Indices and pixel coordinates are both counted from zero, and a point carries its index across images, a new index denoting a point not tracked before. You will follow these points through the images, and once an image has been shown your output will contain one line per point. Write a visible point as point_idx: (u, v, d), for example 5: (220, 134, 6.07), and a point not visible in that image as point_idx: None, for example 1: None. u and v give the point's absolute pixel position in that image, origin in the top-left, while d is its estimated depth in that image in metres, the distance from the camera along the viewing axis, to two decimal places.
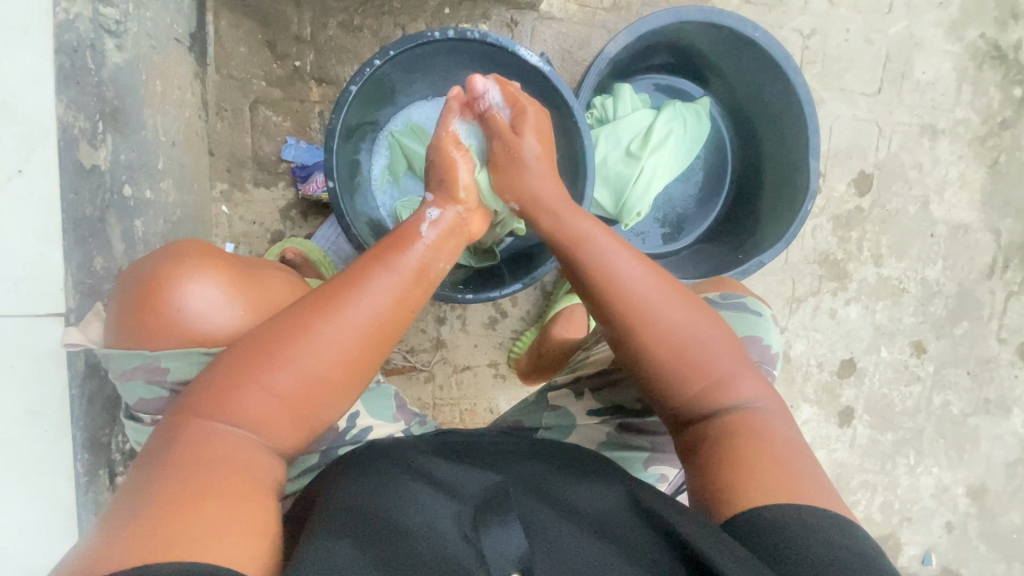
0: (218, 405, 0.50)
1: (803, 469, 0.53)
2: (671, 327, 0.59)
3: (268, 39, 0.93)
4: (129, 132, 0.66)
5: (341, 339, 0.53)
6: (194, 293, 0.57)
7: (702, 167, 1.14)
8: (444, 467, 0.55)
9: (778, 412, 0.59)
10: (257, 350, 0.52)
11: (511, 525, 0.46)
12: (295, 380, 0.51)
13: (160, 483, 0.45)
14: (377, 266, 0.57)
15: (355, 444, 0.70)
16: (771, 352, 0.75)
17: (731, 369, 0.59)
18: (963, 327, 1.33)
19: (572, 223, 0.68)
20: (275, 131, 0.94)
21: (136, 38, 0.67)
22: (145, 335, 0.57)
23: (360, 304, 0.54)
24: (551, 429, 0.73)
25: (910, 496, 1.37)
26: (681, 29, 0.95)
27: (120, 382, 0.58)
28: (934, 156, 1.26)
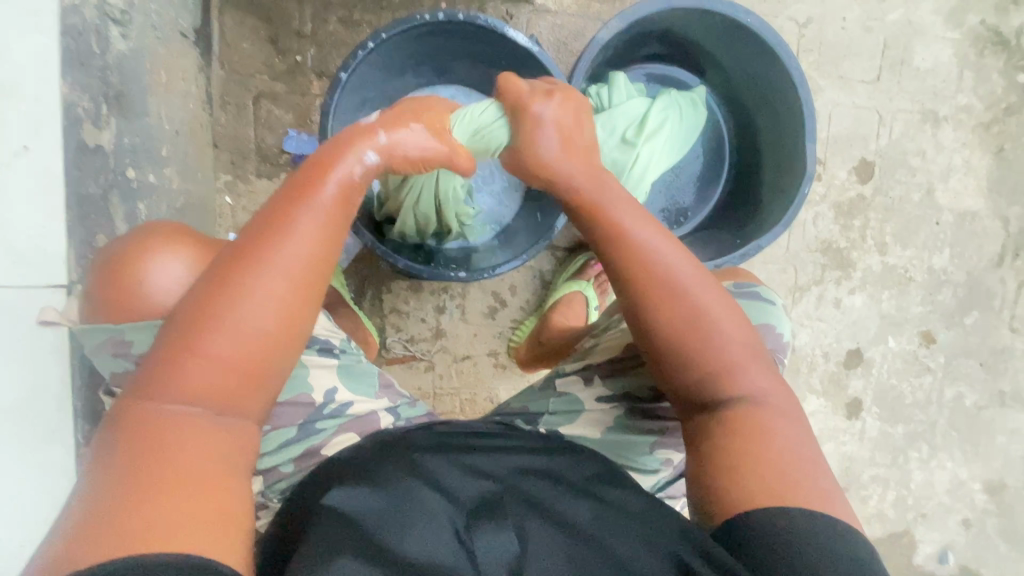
0: (164, 383, 0.48)
1: (800, 467, 0.52)
2: (658, 263, 0.58)
3: (270, 34, 0.95)
4: (134, 117, 0.69)
5: (267, 290, 0.50)
6: (160, 271, 0.57)
7: (701, 156, 1.14)
8: (446, 472, 0.53)
9: (780, 398, 0.58)
10: (190, 324, 0.49)
11: (503, 538, 0.46)
12: (233, 346, 0.49)
13: (119, 476, 0.44)
14: (296, 208, 0.53)
15: (336, 418, 0.71)
16: (782, 340, 0.76)
17: (738, 359, 0.57)
18: (973, 317, 1.31)
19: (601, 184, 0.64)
20: (277, 123, 0.97)
21: (141, 28, 0.70)
22: (114, 309, 0.56)
23: (287, 251, 0.51)
24: (557, 414, 0.74)
25: (924, 492, 1.34)
26: (673, 16, 0.96)
27: (92, 354, 0.57)
28: (937, 143, 1.25)
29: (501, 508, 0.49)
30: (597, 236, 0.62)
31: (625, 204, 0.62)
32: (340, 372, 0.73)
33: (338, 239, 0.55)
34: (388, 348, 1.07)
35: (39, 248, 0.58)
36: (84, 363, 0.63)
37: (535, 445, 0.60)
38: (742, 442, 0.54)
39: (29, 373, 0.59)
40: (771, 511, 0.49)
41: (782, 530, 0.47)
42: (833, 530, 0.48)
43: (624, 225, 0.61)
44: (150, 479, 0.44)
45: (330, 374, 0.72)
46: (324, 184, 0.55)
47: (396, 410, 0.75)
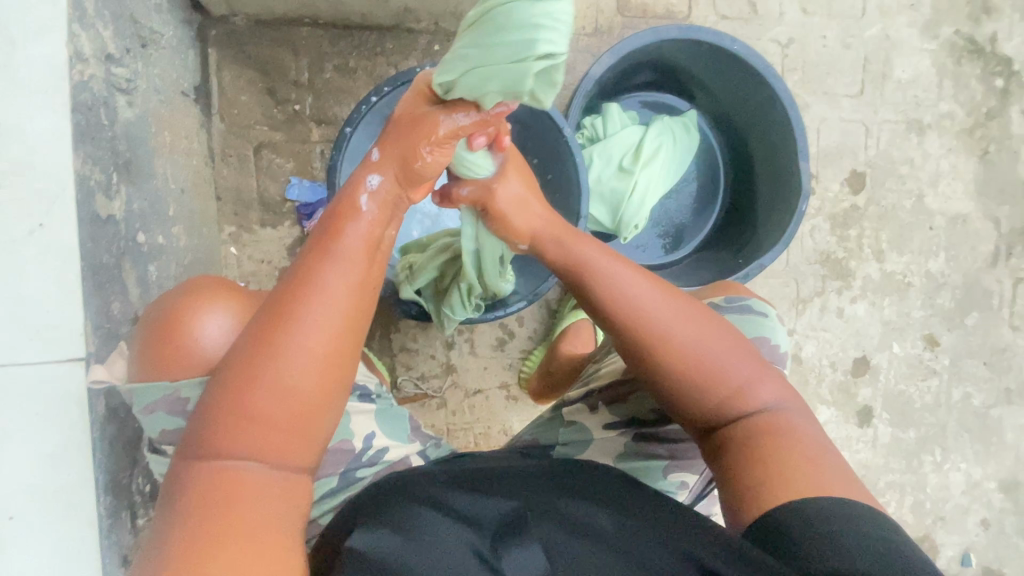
0: (224, 440, 0.48)
1: (819, 454, 0.54)
2: (645, 315, 0.60)
3: (268, 86, 0.97)
4: (142, 181, 0.70)
5: (309, 348, 0.49)
6: (205, 325, 0.59)
7: (696, 177, 1.16)
8: (465, 500, 0.51)
9: (790, 402, 0.58)
10: (232, 384, 0.49)
11: (528, 554, 0.46)
12: (281, 402, 0.48)
13: (179, 531, 0.46)
14: (325, 256, 0.53)
15: (374, 466, 0.68)
16: (780, 351, 0.73)
17: (747, 375, 0.57)
18: (974, 318, 1.32)
19: (575, 248, 0.67)
20: (278, 172, 0.98)
21: (145, 93, 0.71)
22: (166, 366, 0.58)
23: (319, 301, 0.50)
24: (568, 445, 0.71)
25: (941, 495, 1.34)
26: (661, 47, 0.99)
27: (142, 416, 0.58)
28: (924, 151, 1.28)
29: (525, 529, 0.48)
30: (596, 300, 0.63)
31: (599, 251, 0.66)
32: (376, 417, 0.71)
33: (373, 277, 0.55)
34: (399, 387, 1.07)
35: (57, 324, 0.55)
36: (104, 434, 0.61)
37: (550, 467, 0.60)
38: (767, 444, 0.54)
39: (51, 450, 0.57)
40: (810, 504, 0.49)
41: (824, 521, 0.48)
42: (867, 515, 0.49)
43: (610, 284, 0.62)
44: (204, 532, 0.45)
45: (369, 420, 0.70)
46: (348, 234, 0.55)
47: (426, 452, 0.72)
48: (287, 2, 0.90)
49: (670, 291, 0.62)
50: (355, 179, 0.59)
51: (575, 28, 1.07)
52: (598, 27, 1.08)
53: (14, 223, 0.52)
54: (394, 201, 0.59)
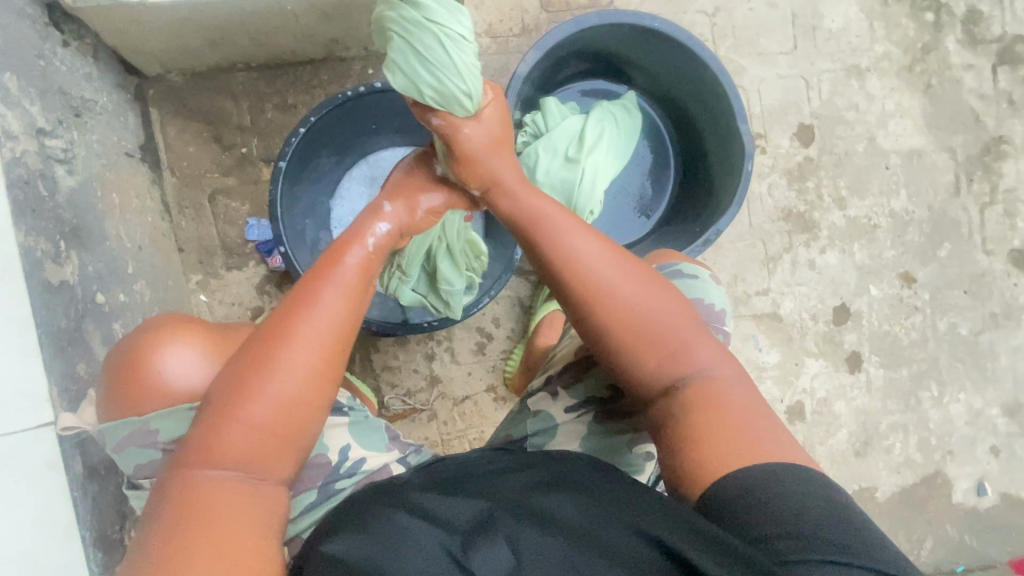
0: (212, 450, 0.52)
1: (760, 420, 0.56)
2: (600, 275, 0.61)
3: (213, 134, 1.00)
4: (94, 244, 0.72)
5: (295, 366, 0.54)
6: (173, 358, 0.61)
7: (646, 156, 1.18)
8: (435, 500, 0.52)
9: (729, 366, 0.60)
10: (229, 395, 0.53)
11: (496, 550, 0.45)
12: (269, 413, 0.53)
13: (162, 534, 0.48)
14: (320, 278, 0.59)
15: (351, 477, 0.70)
16: (716, 310, 0.78)
17: (688, 339, 0.60)
18: (946, 249, 1.33)
19: (533, 204, 0.67)
20: (236, 215, 1.00)
21: (85, 160, 0.74)
22: (133, 402, 0.61)
23: (314, 317, 0.56)
24: (538, 435, 0.73)
25: (945, 428, 1.34)
26: (586, 35, 1.01)
27: (116, 454, 0.61)
28: (867, 94, 1.29)
29: (492, 524, 0.48)
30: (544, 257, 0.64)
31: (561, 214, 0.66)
32: (353, 429, 0.72)
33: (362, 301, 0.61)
34: (387, 406, 1.08)
35: (23, 391, 0.56)
36: (84, 492, 0.62)
37: (522, 463, 0.60)
38: (707, 405, 0.56)
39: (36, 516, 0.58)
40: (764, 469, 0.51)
41: (780, 487, 0.50)
42: (818, 481, 0.51)
43: (561, 246, 0.63)
44: (188, 533, 0.47)
45: (344, 432, 0.71)
46: (342, 260, 0.61)
47: (407, 459, 0.74)
48: (217, 51, 0.93)
49: (622, 253, 0.63)
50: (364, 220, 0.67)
51: (502, 31, 1.10)
52: (525, 26, 1.10)
53: None
54: (386, 239, 0.66)
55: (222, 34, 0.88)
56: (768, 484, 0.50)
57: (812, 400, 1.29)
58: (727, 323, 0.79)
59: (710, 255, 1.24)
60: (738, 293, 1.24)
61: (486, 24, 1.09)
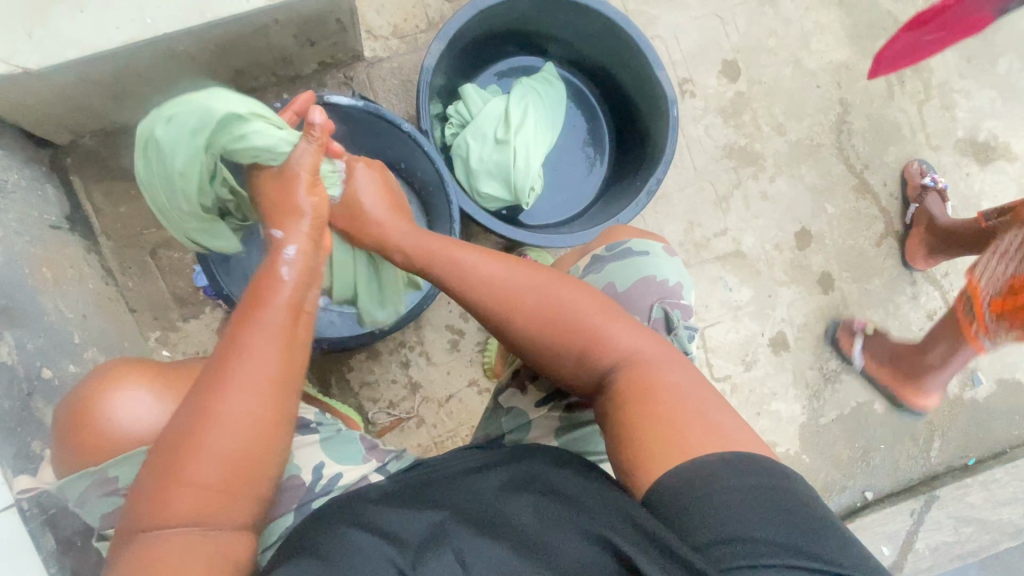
0: (161, 512, 0.49)
1: (697, 407, 0.54)
2: (504, 282, 0.66)
3: (140, 190, 0.99)
4: (30, 322, 0.71)
5: (238, 413, 0.52)
6: (126, 403, 0.60)
7: (578, 123, 1.18)
8: (387, 515, 0.52)
9: (655, 351, 0.61)
10: (175, 454, 0.50)
11: (444, 563, 0.46)
12: (216, 467, 0.50)
13: None
14: (252, 318, 0.57)
15: (328, 494, 0.69)
16: (671, 286, 0.78)
17: (600, 323, 0.62)
18: (892, 153, 1.34)
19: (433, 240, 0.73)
20: (182, 266, 0.99)
21: (4, 240, 0.73)
22: (88, 454, 0.59)
23: (250, 361, 0.54)
24: (514, 431, 0.73)
25: (929, 328, 1.35)
26: (488, 17, 1.01)
27: (78, 508, 0.61)
28: (783, 18, 1.29)
29: (443, 539, 0.49)
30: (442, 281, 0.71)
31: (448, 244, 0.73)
32: (324, 449, 0.72)
33: (296, 333, 0.58)
34: (374, 421, 1.08)
35: None
36: (65, 565, 0.62)
37: (492, 461, 0.61)
38: (635, 389, 0.57)
39: None
40: (715, 458, 0.49)
41: (740, 478, 0.48)
42: (775, 471, 0.49)
43: (456, 267, 0.69)
44: None
45: (315, 451, 0.72)
46: (269, 302, 0.59)
47: (386, 467, 0.73)
48: (124, 107, 0.92)
49: (514, 261, 0.69)
50: (274, 252, 0.65)
51: (408, 30, 1.09)
52: (430, 20, 1.10)
53: None
54: (312, 266, 0.65)
55: (122, 88, 0.87)
56: (724, 475, 0.48)
57: (792, 328, 1.29)
58: (686, 296, 0.79)
59: (663, 208, 1.24)
60: (697, 238, 1.25)
61: (390, 26, 1.09)
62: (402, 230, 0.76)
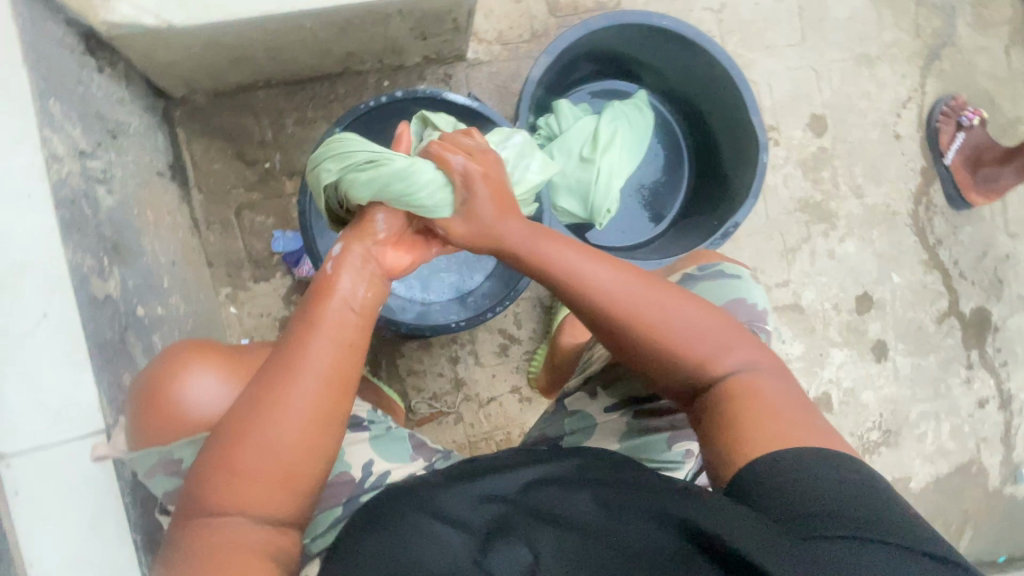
0: (212, 497, 0.53)
1: (802, 409, 0.57)
2: (626, 296, 0.62)
3: (237, 151, 1.03)
4: (133, 260, 0.75)
5: (293, 411, 0.54)
6: (195, 387, 0.63)
7: (660, 152, 1.19)
8: (451, 499, 0.55)
9: (763, 365, 0.61)
10: (224, 443, 0.54)
11: (513, 549, 0.49)
12: (263, 463, 0.53)
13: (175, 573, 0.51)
14: (307, 323, 0.58)
15: (377, 488, 0.71)
16: (757, 310, 0.79)
17: (715, 349, 0.60)
18: (968, 233, 1.32)
19: (541, 244, 0.64)
20: (262, 229, 1.03)
21: (122, 180, 0.77)
22: (154, 432, 0.62)
23: (300, 364, 0.55)
24: (573, 434, 0.75)
25: (978, 415, 1.32)
26: (594, 38, 1.03)
27: (145, 480, 0.63)
28: (878, 81, 1.29)
29: (510, 525, 0.51)
30: (557, 286, 0.64)
31: (572, 246, 0.65)
32: (371, 445, 0.74)
33: (348, 341, 0.58)
34: (414, 410, 1.09)
35: (74, 399, 0.59)
36: (134, 497, 0.64)
37: (541, 457, 0.60)
38: (740, 398, 0.57)
39: (87, 516, 0.59)
40: (802, 451, 0.51)
41: (815, 466, 0.50)
42: (853, 464, 0.50)
43: (579, 278, 0.63)
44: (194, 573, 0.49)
45: (365, 447, 0.73)
46: (323, 303, 0.59)
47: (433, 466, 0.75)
48: (240, 71, 0.96)
49: (639, 274, 0.64)
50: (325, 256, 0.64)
51: (513, 38, 1.12)
52: (534, 32, 1.13)
53: (23, 317, 0.58)
54: (372, 270, 0.62)
55: (244, 54, 0.91)
56: (807, 468, 0.50)
57: (838, 391, 1.27)
58: (768, 323, 0.80)
59: (728, 249, 1.24)
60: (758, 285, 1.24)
61: (495, 32, 1.12)
62: (520, 227, 0.65)
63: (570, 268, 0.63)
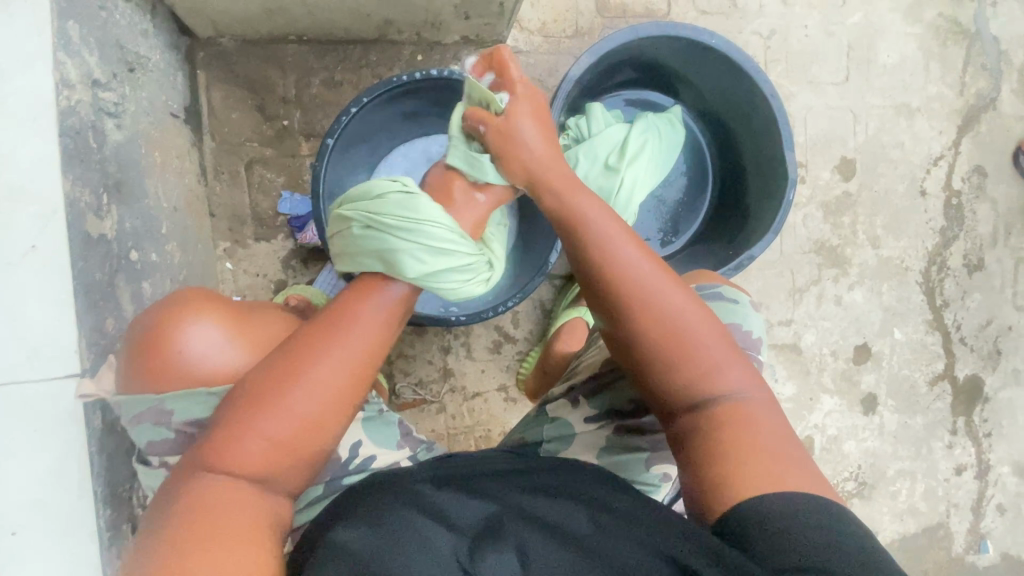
0: (221, 455, 0.51)
1: (794, 456, 0.55)
2: (641, 282, 0.61)
3: (256, 103, 0.99)
4: (133, 201, 0.72)
5: (324, 372, 0.54)
6: (196, 338, 0.62)
7: (684, 172, 1.17)
8: (441, 496, 0.53)
9: (758, 396, 0.59)
10: (247, 402, 0.53)
11: (502, 556, 0.47)
12: (282, 427, 0.52)
13: (164, 532, 0.47)
14: (354, 300, 0.58)
15: (361, 473, 0.69)
16: (753, 338, 0.76)
17: (719, 360, 0.59)
18: (975, 300, 1.31)
19: (575, 200, 0.67)
20: (270, 187, 1.00)
21: (134, 116, 0.74)
22: (151, 379, 0.61)
23: (339, 334, 0.56)
24: (551, 441, 0.73)
25: (953, 481, 1.32)
26: (640, 45, 0.99)
27: (130, 426, 0.61)
28: (914, 134, 1.27)
29: (498, 530, 0.50)
30: (584, 245, 0.64)
31: (601, 207, 0.66)
32: (365, 425, 0.72)
33: (389, 324, 0.59)
34: (398, 394, 1.08)
35: (51, 340, 0.56)
36: (102, 448, 0.61)
37: (535, 466, 0.60)
38: (737, 434, 0.55)
39: (50, 463, 0.56)
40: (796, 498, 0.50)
41: (803, 511, 0.49)
42: (843, 516, 0.49)
43: (614, 246, 0.63)
44: (190, 530, 0.46)
45: (355, 429, 0.71)
46: (376, 287, 0.60)
47: (417, 457, 0.73)
48: (272, 21, 0.92)
49: (662, 263, 0.63)
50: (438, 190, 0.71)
51: (555, 31, 1.09)
52: (578, 29, 1.10)
53: (8, 246, 0.54)
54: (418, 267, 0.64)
55: (280, 4, 0.87)
56: (796, 514, 0.48)
57: (822, 437, 1.27)
58: (761, 352, 0.78)
59: (736, 279, 1.22)
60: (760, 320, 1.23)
61: (539, 22, 1.08)
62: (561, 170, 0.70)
63: (604, 231, 0.64)
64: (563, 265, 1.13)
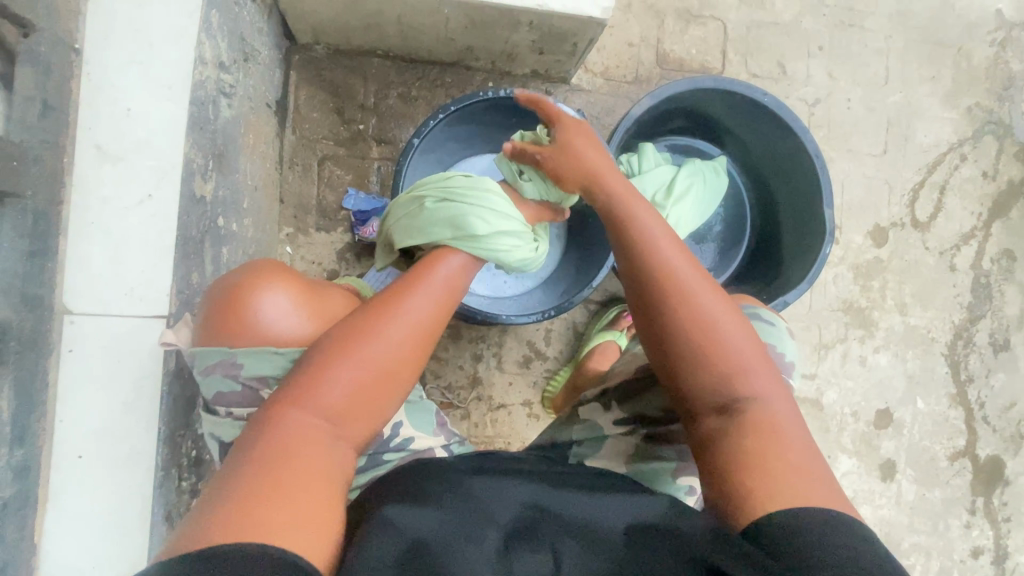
0: (298, 402, 0.53)
1: (825, 473, 0.54)
2: (686, 284, 0.63)
3: (337, 106, 1.08)
4: (228, 173, 0.78)
5: (397, 337, 0.59)
6: (268, 301, 0.61)
7: (721, 219, 1.23)
8: (479, 484, 0.56)
9: (784, 405, 0.59)
10: (325, 356, 0.56)
11: (537, 552, 0.49)
12: (357, 380, 0.56)
13: (244, 468, 0.48)
14: (418, 279, 0.64)
15: (400, 452, 0.71)
16: (788, 361, 0.80)
17: (747, 364, 0.60)
18: (1000, 379, 1.31)
19: (630, 201, 0.71)
20: (338, 183, 1.07)
21: (241, 99, 0.81)
22: (228, 334, 0.61)
23: (410, 304, 0.61)
24: (582, 444, 0.75)
25: (969, 563, 1.29)
26: (696, 96, 1.07)
27: (200, 376, 0.61)
28: (946, 211, 1.32)
29: (533, 530, 0.52)
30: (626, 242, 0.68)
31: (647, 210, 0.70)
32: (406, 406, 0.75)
33: (449, 304, 0.65)
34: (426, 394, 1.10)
35: (147, 283, 0.61)
36: (170, 393, 0.63)
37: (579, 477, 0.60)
38: (756, 443, 0.55)
39: (125, 395, 0.60)
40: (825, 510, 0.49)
41: (832, 522, 0.48)
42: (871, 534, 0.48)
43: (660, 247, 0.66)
44: (270, 468, 0.48)
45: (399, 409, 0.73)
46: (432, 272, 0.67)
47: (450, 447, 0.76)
48: (366, 36, 1.02)
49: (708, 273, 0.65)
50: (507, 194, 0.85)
51: (616, 76, 1.18)
52: (638, 76, 1.19)
53: (130, 192, 0.61)
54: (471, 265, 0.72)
55: (378, 21, 0.97)
56: (821, 523, 0.48)
57: None
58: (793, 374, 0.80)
59: None
60: None
61: (602, 66, 1.18)
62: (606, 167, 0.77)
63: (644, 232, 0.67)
64: (599, 291, 1.17)
